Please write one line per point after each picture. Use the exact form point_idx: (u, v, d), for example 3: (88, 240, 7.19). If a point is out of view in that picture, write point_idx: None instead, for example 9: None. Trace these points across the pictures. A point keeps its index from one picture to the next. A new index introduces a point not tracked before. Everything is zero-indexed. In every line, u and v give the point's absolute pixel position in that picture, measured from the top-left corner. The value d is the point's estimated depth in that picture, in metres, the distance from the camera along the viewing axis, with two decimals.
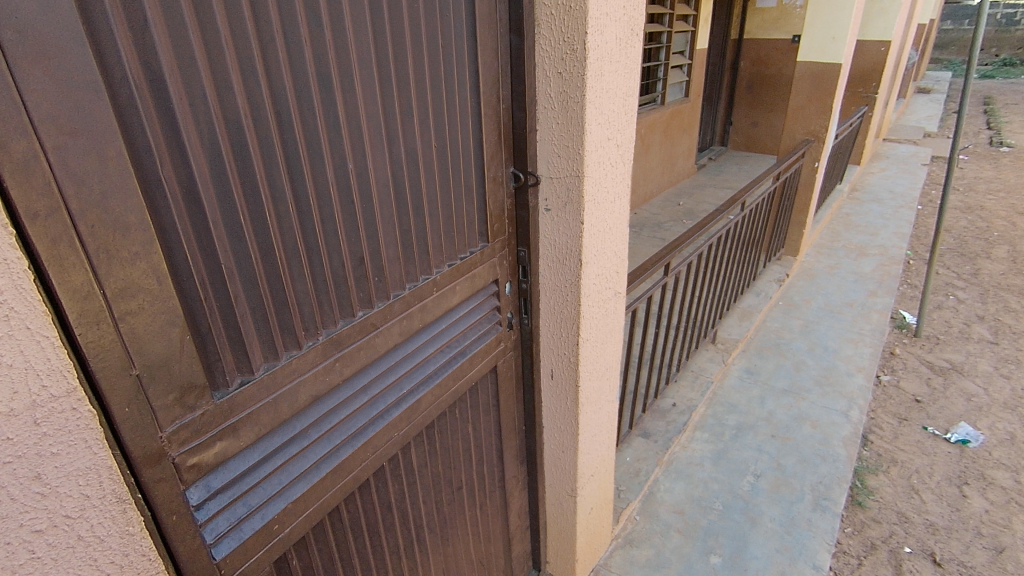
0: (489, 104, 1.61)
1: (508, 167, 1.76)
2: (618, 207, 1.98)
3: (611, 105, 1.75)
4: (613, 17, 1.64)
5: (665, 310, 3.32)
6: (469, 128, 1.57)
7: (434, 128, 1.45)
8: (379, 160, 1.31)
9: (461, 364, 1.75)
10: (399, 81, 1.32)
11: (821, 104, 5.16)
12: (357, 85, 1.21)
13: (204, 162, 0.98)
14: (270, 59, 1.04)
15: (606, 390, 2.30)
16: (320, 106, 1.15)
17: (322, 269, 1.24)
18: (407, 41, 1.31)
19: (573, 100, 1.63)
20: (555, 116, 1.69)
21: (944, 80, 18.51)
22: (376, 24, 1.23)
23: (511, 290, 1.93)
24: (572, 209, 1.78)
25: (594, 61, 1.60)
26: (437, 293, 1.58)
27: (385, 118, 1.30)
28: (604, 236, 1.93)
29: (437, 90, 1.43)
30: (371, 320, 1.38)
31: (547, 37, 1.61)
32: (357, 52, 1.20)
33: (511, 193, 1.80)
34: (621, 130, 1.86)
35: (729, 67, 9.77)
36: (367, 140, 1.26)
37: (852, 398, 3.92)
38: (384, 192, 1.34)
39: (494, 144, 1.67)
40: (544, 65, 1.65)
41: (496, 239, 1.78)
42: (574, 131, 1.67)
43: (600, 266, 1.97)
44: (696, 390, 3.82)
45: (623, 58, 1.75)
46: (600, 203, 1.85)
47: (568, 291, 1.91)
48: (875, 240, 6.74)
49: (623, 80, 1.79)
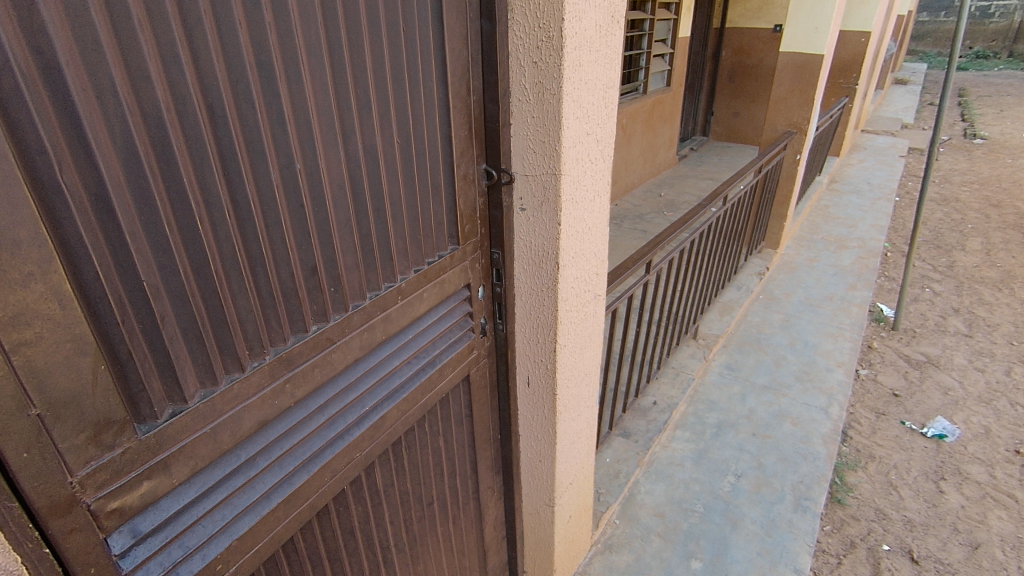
0: (459, 96, 1.48)
1: (480, 164, 1.62)
2: (598, 206, 1.87)
3: (590, 97, 1.64)
4: (593, 3, 1.51)
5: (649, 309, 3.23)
6: (436, 121, 1.44)
7: (396, 123, 1.31)
8: (332, 158, 1.17)
9: (429, 376, 1.64)
10: (355, 69, 1.18)
11: (803, 96, 5.10)
12: (304, 75, 1.07)
13: (116, 165, 0.84)
14: (199, 46, 0.90)
15: (585, 396, 2.20)
16: (260, 98, 1.01)
17: (267, 281, 1.11)
18: (364, 25, 1.17)
19: (549, 92, 1.51)
20: (530, 109, 1.57)
21: (920, 71, 18.69)
22: (326, 5, 1.09)
23: (485, 294, 1.81)
24: (549, 209, 1.66)
25: (572, 50, 1.48)
26: (402, 302, 1.46)
27: (339, 112, 1.17)
28: (583, 237, 1.82)
29: (399, 81, 1.29)
30: (327, 334, 1.25)
31: (522, 23, 1.49)
32: (304, 38, 1.06)
33: (483, 192, 1.66)
34: (601, 124, 1.74)
35: (711, 56, 9.69)
36: (317, 136, 1.13)
37: (832, 394, 3.90)
38: (340, 194, 1.21)
39: (465, 139, 1.54)
40: (519, 55, 1.53)
41: (468, 241, 1.66)
42: (550, 127, 1.55)
43: (578, 268, 1.86)
44: (677, 388, 3.77)
45: (603, 47, 1.63)
46: (578, 202, 1.74)
47: (545, 295, 1.80)
48: (854, 232, 6.76)
49: (603, 71, 1.67)
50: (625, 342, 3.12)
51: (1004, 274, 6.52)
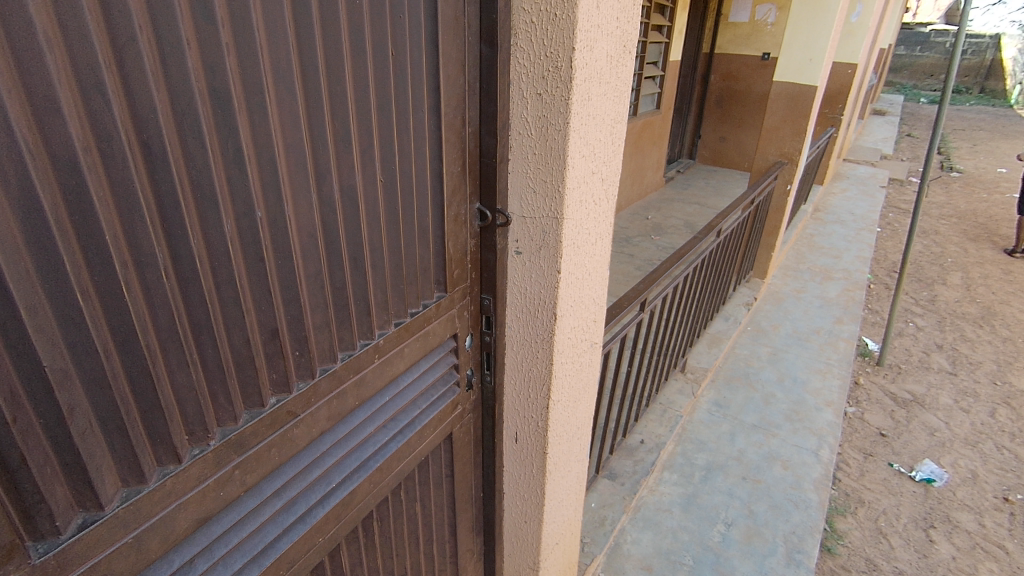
0: (453, 128, 1.30)
1: (473, 204, 1.45)
2: (600, 250, 1.71)
3: (598, 134, 1.48)
4: (605, 31, 1.36)
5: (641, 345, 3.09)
6: (427, 157, 1.26)
7: (379, 160, 1.13)
8: (300, 202, 0.99)
9: (407, 440, 1.45)
10: (333, 99, 1.00)
11: (795, 126, 5.06)
12: (270, 106, 0.89)
13: (8, 222, 0.64)
14: (132, 70, 0.71)
15: (576, 450, 2.02)
16: (213, 135, 0.82)
17: (216, 351, 0.91)
18: (347, 47, 0.99)
19: (553, 128, 1.35)
20: (531, 145, 1.41)
21: (897, 103, 19.13)
22: (300, 24, 0.90)
23: (472, 344, 1.63)
24: (547, 255, 1.49)
25: (581, 83, 1.32)
26: (380, 361, 1.27)
27: (312, 149, 0.98)
28: (583, 284, 1.65)
29: (385, 112, 1.11)
30: (287, 407, 1.06)
31: (528, 50, 1.33)
32: (271, 63, 0.88)
33: (475, 234, 1.49)
34: (607, 162, 1.58)
35: (700, 80, 9.72)
36: (283, 178, 0.94)
37: (822, 435, 3.79)
38: (309, 243, 1.02)
39: (457, 176, 1.37)
40: (523, 84, 1.37)
41: (456, 288, 1.48)
42: (553, 166, 1.39)
43: (576, 317, 1.69)
44: (665, 426, 3.62)
45: (613, 79, 1.48)
46: (580, 247, 1.57)
47: (539, 347, 1.63)
48: (839, 263, 6.74)
49: (612, 105, 1.51)
50: (616, 380, 2.96)
51: (984, 310, 6.55)
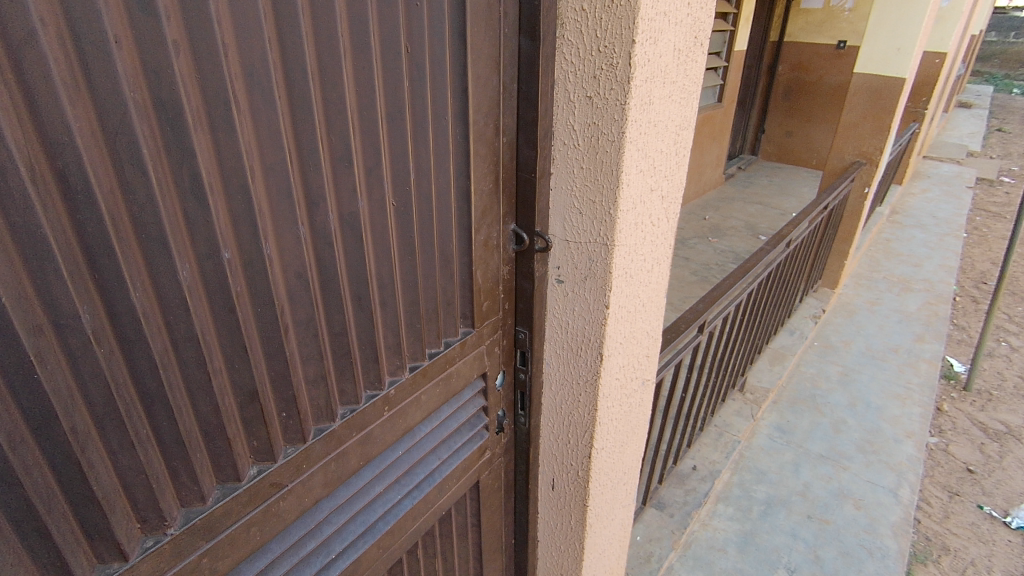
0: (484, 137, 1.09)
1: (508, 225, 1.23)
2: (657, 277, 1.46)
3: (660, 142, 1.23)
4: (672, 20, 1.11)
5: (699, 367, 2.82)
6: (450, 175, 1.05)
7: (389, 181, 0.93)
8: (285, 236, 0.79)
9: (424, 496, 1.25)
10: (328, 109, 0.80)
11: (877, 123, 4.57)
12: (241, 120, 0.69)
13: None
14: (33, 77, 0.53)
15: (622, 496, 1.78)
16: (159, 158, 0.63)
17: (174, 423, 0.74)
18: (345, 44, 0.79)
19: (605, 138, 1.12)
20: (578, 157, 1.18)
21: (985, 94, 17.56)
22: (281, 14, 0.70)
23: (504, 383, 1.42)
24: (593, 286, 1.27)
25: (642, 83, 1.08)
26: (389, 414, 1.08)
27: (300, 172, 0.79)
28: (635, 317, 1.41)
29: (397, 121, 0.91)
30: (270, 479, 0.88)
31: (577, 43, 1.10)
32: (241, 66, 0.68)
33: (510, 259, 1.27)
34: (668, 176, 1.33)
35: (766, 71, 9.12)
36: (262, 208, 0.75)
37: (901, 472, 3.39)
38: (297, 284, 0.83)
39: (489, 195, 1.15)
40: (569, 85, 1.14)
41: (485, 323, 1.27)
42: (604, 182, 1.16)
43: (626, 354, 1.45)
44: (721, 452, 3.33)
45: (680, 77, 1.23)
46: (633, 276, 1.34)
47: (581, 389, 1.41)
48: (920, 273, 6.13)
49: (677, 108, 1.26)
50: (671, 406, 2.69)
51: None
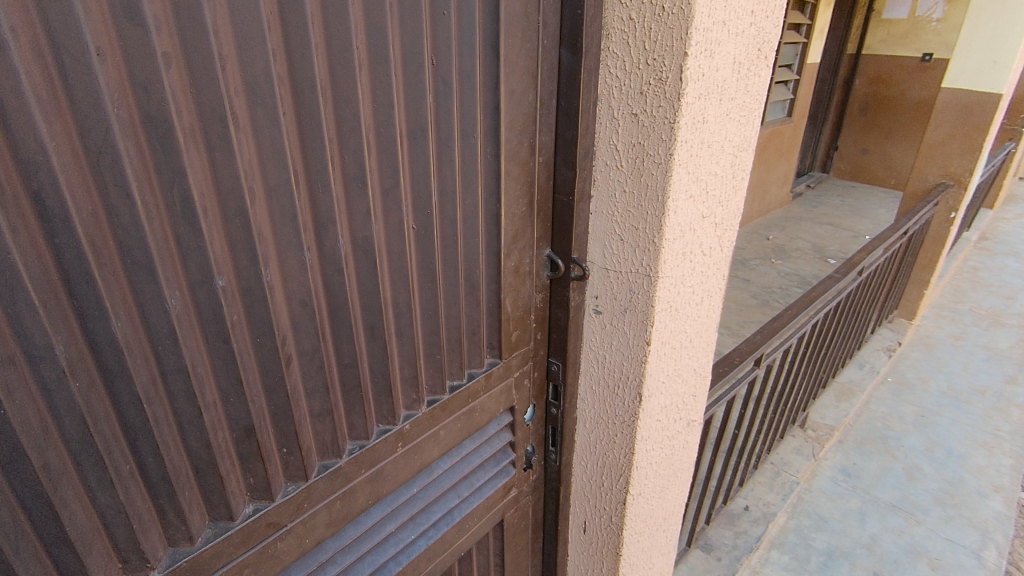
0: (518, 156, 1.00)
1: (542, 250, 1.14)
2: (707, 310, 1.33)
3: (715, 164, 1.12)
4: (732, 30, 1.00)
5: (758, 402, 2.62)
6: (478, 197, 0.98)
7: (408, 203, 0.86)
8: (288, 262, 0.74)
9: (441, 536, 1.17)
10: (341, 127, 0.74)
11: (967, 142, 4.19)
12: (240, 138, 0.64)
13: None
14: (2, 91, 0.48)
15: (661, 544, 1.64)
16: (146, 178, 0.58)
17: (161, 459, 0.69)
18: (362, 56, 0.73)
19: (651, 160, 1.01)
20: (621, 179, 1.08)
21: None
22: (289, 24, 0.65)
23: (534, 417, 1.32)
24: (633, 320, 1.16)
25: (694, 100, 0.97)
26: (403, 450, 1.01)
27: (307, 194, 0.73)
28: (680, 354, 1.29)
29: (419, 139, 0.84)
30: (267, 519, 0.82)
31: (624, 55, 1.00)
32: (242, 80, 0.62)
33: (543, 287, 1.18)
34: (724, 202, 1.21)
35: (841, 85, 8.63)
36: (263, 232, 0.70)
37: (986, 531, 3.02)
38: (301, 312, 0.77)
39: (522, 218, 1.07)
40: (614, 101, 1.04)
41: (514, 354, 1.18)
42: (648, 208, 1.05)
43: (669, 393, 1.33)
44: (777, 493, 3.13)
45: (741, 93, 1.10)
46: (679, 310, 1.22)
47: (618, 429, 1.29)
48: (1013, 306, 5.57)
49: (736, 128, 1.14)
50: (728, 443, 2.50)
51: None
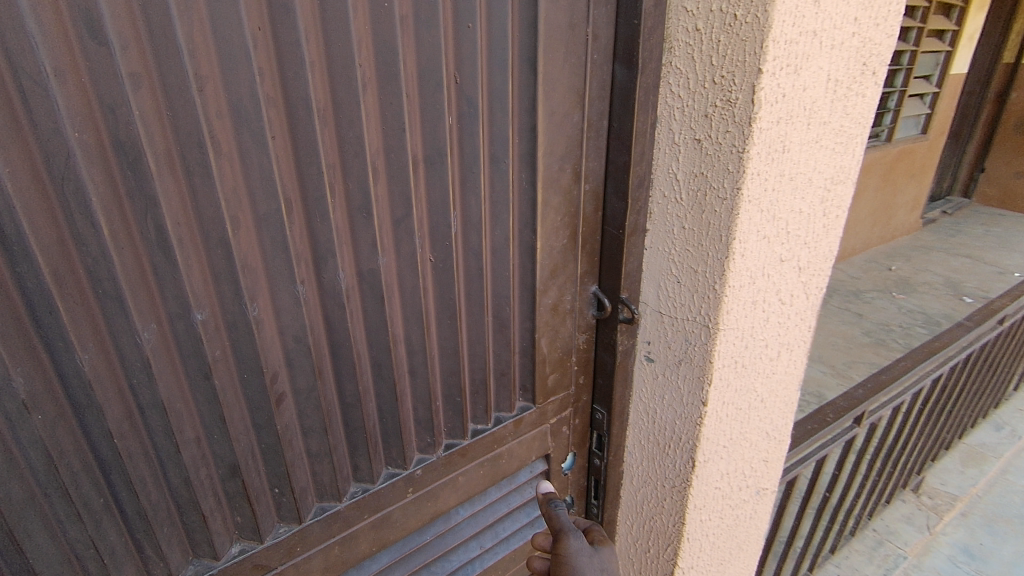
0: (561, 184, 0.89)
1: (587, 287, 1.02)
2: (785, 366, 1.14)
3: (798, 199, 0.95)
4: (826, 42, 0.84)
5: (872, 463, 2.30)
6: (511, 229, 0.87)
7: (422, 234, 0.78)
8: (279, 295, 0.68)
9: None
10: (343, 151, 0.67)
11: None
12: (222, 163, 0.59)
13: None
14: None
15: None
16: (116, 206, 0.55)
17: (135, 495, 0.65)
18: (367, 74, 0.66)
19: (716, 193, 0.87)
20: (681, 214, 0.94)
21: None
22: (282, 41, 0.59)
23: (574, 467, 1.20)
24: (689, 373, 1.01)
25: (771, 125, 0.82)
26: (414, 497, 0.92)
27: (303, 224, 0.67)
28: (747, 414, 1.12)
29: (437, 165, 0.76)
30: (253, 562, 0.77)
31: (688, 72, 0.86)
32: (225, 102, 0.58)
33: (588, 327, 1.05)
34: (812, 243, 1.03)
35: (992, 99, 7.56)
36: (250, 264, 0.64)
37: None
38: (295, 349, 0.72)
39: (564, 252, 0.95)
40: (674, 124, 0.90)
41: (550, 398, 1.07)
42: (711, 247, 0.91)
43: (732, 457, 1.15)
44: (878, 567, 2.70)
45: (838, 117, 0.93)
46: (747, 364, 1.05)
47: (669, 492, 1.14)
48: None
49: (830, 158, 0.96)
50: (828, 507, 2.19)
51: None
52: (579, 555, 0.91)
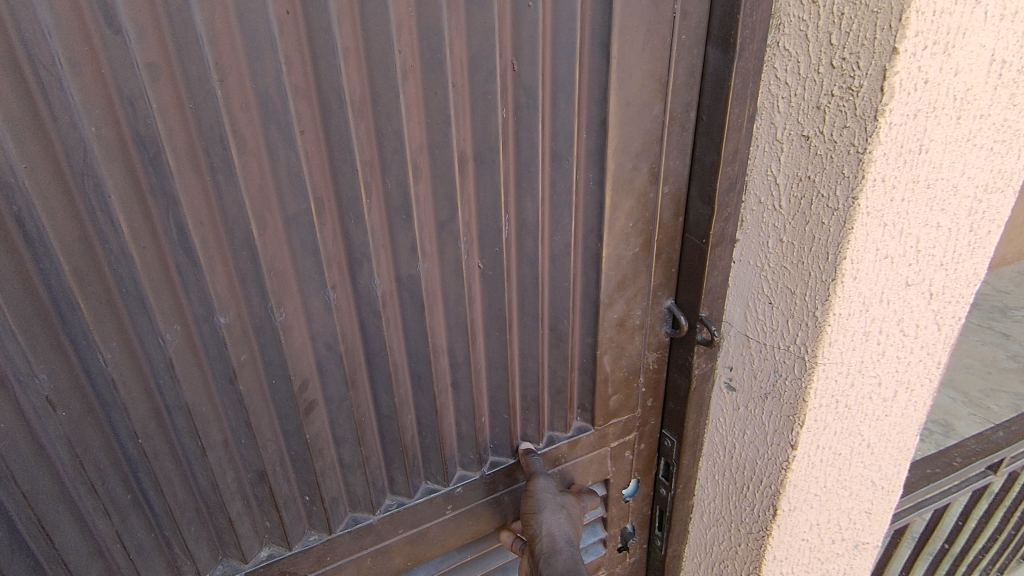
0: (634, 185, 0.77)
1: (661, 302, 0.89)
2: (904, 408, 0.95)
3: (935, 210, 0.76)
4: (993, 12, 0.65)
5: (1013, 518, 1.93)
6: (573, 235, 0.77)
7: (469, 238, 0.71)
8: (310, 300, 0.64)
9: None
10: (380, 148, 0.61)
11: None
12: (246, 161, 0.55)
13: None
14: None
15: None
16: (137, 205, 0.53)
17: (162, 493, 0.65)
18: (408, 62, 0.59)
19: (825, 201, 0.72)
20: (779, 223, 0.79)
21: None
22: (313, 26, 0.53)
23: (638, 494, 1.08)
24: (778, 409, 0.86)
25: (905, 118, 0.66)
26: (453, 515, 0.86)
27: (336, 226, 0.62)
28: (847, 459, 0.94)
29: (487, 163, 0.68)
30: (281, 567, 0.76)
31: (798, 52, 0.70)
32: (250, 94, 0.53)
33: (660, 345, 0.93)
34: (951, 265, 0.83)
35: None
36: (276, 268, 0.60)
37: None
38: (326, 357, 0.68)
39: (635, 262, 0.83)
40: (778, 116, 0.75)
41: (612, 421, 0.96)
42: (813, 266, 0.75)
43: (825, 507, 0.98)
44: None
45: (1002, 108, 0.73)
46: (853, 404, 0.88)
47: (747, 537, 0.99)
48: None
49: (985, 159, 0.76)
50: (946, 561, 1.88)
51: None
52: (546, 494, 0.84)
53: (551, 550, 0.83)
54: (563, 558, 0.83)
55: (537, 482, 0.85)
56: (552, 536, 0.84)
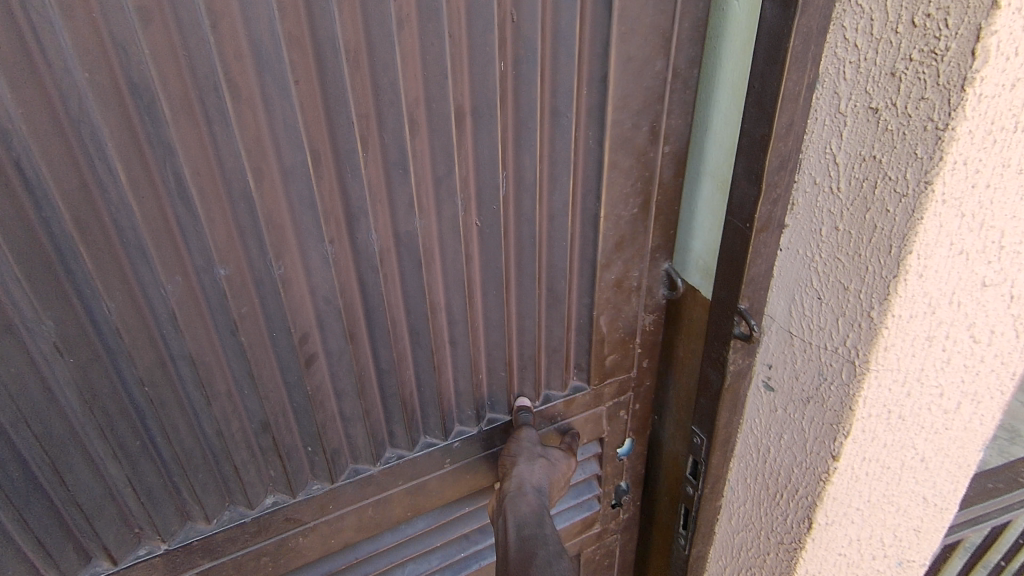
0: (636, 145, 0.74)
1: (659, 263, 0.88)
2: (970, 424, 0.84)
3: None
4: None
5: None
6: (572, 195, 0.74)
7: (467, 195, 0.67)
8: (310, 255, 0.62)
9: None
10: (381, 100, 0.58)
11: None
12: (241, 110, 0.53)
13: None
14: None
15: None
16: (134, 155, 0.52)
17: (169, 440, 0.66)
18: (404, 8, 0.55)
19: (892, 185, 0.62)
20: (836, 208, 0.69)
21: None
22: None
23: (631, 452, 1.11)
24: (822, 415, 0.78)
25: (999, 88, 0.55)
26: (450, 468, 0.86)
27: (336, 179, 0.60)
28: (896, 474, 0.85)
29: (484, 119, 0.64)
30: (286, 513, 0.77)
31: (872, 8, 0.60)
32: (242, 40, 0.51)
33: (655, 307, 0.93)
34: None
35: None
36: (275, 221, 0.59)
37: None
38: (326, 312, 0.66)
39: (637, 221, 0.81)
40: (843, 85, 0.65)
41: (607, 381, 0.96)
42: (873, 259, 0.66)
43: (867, 523, 0.89)
44: None
45: None
46: (909, 416, 0.78)
47: (777, 543, 0.92)
48: None
49: None
50: None
51: None
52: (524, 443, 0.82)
53: (517, 491, 0.79)
54: (528, 500, 0.77)
55: (522, 431, 0.84)
56: (520, 480, 0.79)
